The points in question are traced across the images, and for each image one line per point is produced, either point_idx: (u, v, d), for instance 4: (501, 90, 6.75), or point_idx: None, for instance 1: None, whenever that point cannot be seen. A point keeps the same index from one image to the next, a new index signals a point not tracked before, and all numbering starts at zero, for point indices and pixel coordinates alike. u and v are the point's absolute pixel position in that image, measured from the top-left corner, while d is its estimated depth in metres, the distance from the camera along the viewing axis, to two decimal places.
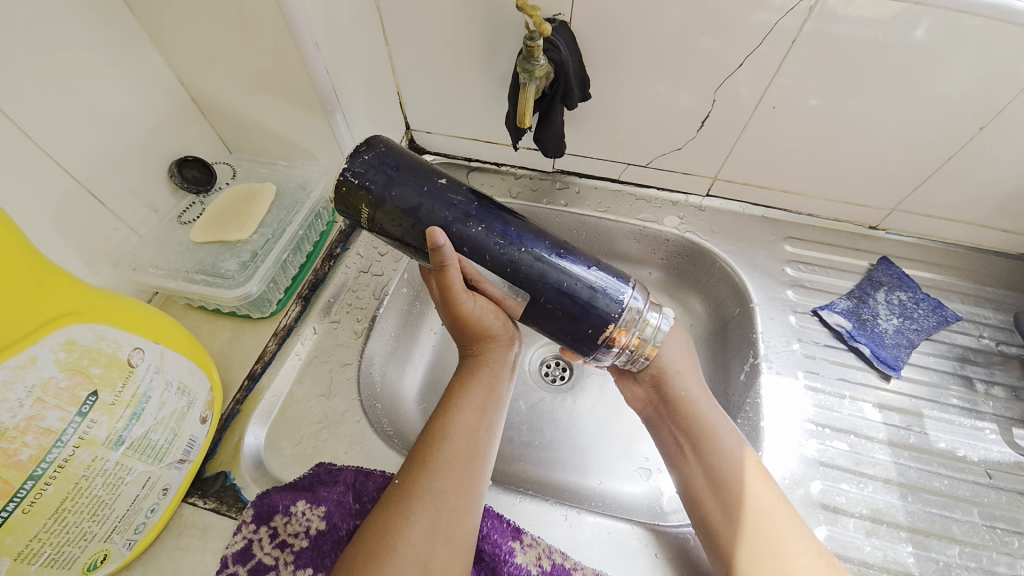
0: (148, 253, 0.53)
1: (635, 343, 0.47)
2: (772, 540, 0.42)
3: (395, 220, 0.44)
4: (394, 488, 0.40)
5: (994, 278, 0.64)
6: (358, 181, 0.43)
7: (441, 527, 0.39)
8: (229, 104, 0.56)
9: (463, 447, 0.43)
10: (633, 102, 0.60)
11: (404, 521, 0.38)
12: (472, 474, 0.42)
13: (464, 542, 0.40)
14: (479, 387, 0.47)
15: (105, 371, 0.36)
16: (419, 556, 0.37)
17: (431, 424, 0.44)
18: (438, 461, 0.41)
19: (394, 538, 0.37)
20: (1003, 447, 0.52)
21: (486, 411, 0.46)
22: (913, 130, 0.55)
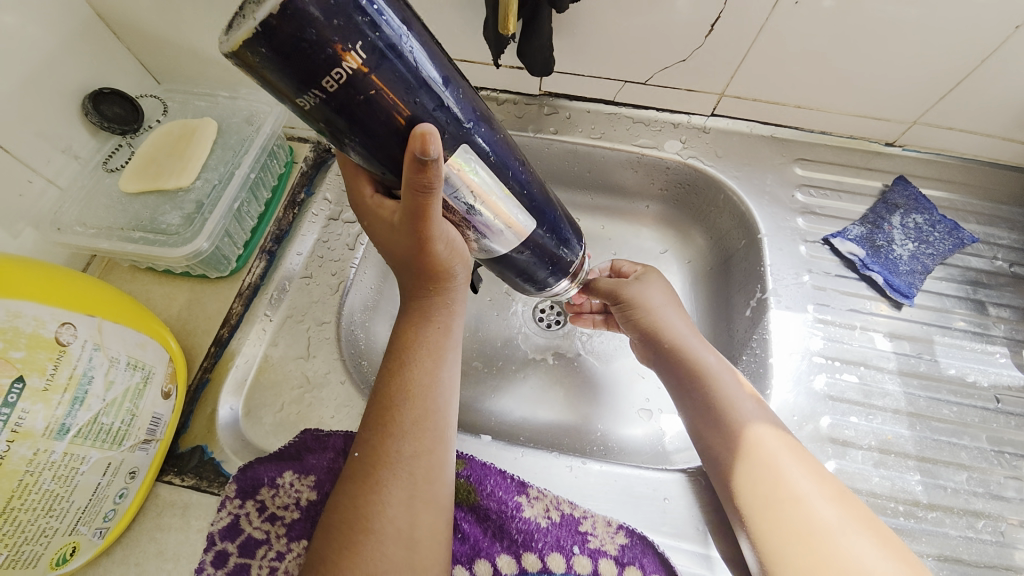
0: (72, 210, 0.44)
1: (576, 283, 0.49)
2: (777, 467, 0.40)
3: (386, 107, 0.27)
4: (358, 461, 0.36)
5: (1011, 195, 0.60)
6: (370, 11, 0.24)
7: (419, 496, 0.35)
8: (143, 20, 0.46)
9: (424, 406, 0.37)
10: (632, 4, 0.51)
11: (378, 497, 0.35)
12: (440, 435, 0.37)
13: (443, 500, 0.37)
14: (430, 332, 0.38)
15: (29, 354, 0.30)
16: (402, 529, 0.34)
17: (381, 382, 0.37)
18: (398, 425, 0.36)
19: (372, 514, 0.34)
20: (1012, 370, 0.51)
21: (438, 354, 0.38)
22: (951, 30, 0.47)
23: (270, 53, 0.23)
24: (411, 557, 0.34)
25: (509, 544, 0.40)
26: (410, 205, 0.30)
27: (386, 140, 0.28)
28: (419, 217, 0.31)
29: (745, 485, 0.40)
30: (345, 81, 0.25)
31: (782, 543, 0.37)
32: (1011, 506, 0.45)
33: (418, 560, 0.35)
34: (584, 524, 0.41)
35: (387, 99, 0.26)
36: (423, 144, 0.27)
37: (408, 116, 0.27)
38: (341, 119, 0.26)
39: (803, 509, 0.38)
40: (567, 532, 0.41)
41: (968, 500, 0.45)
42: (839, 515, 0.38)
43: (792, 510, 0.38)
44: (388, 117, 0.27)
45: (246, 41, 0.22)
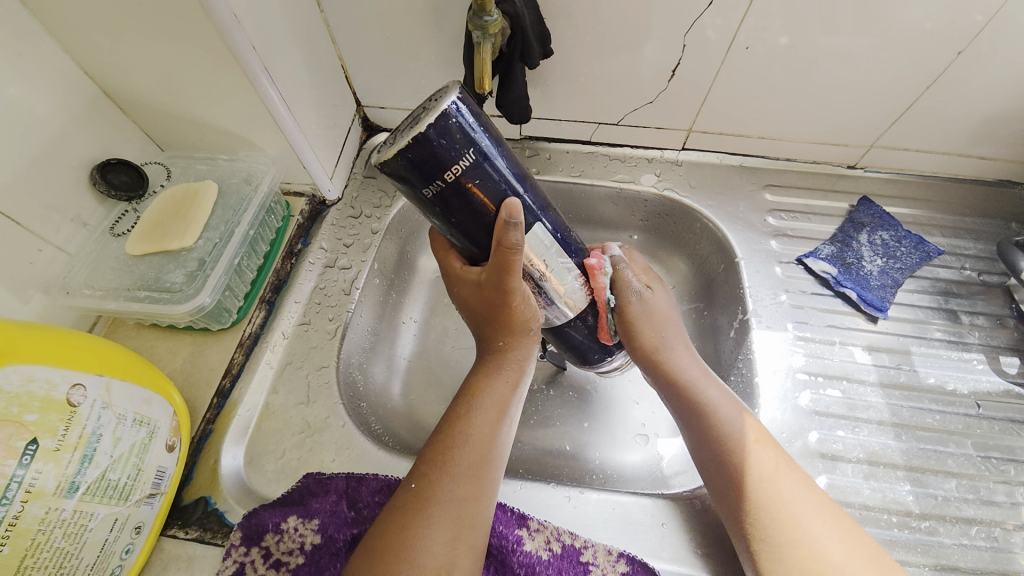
0: (81, 274, 0.46)
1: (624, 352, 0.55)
2: (772, 466, 0.42)
3: (478, 203, 0.36)
4: (413, 493, 0.38)
5: (972, 207, 0.63)
6: (477, 140, 0.34)
7: (461, 535, 0.37)
8: (150, 95, 0.49)
9: (485, 452, 0.40)
10: (597, 55, 0.55)
11: (424, 530, 0.36)
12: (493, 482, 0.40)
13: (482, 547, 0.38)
14: (501, 386, 0.43)
15: (42, 416, 0.32)
16: (436, 566, 0.35)
17: (449, 425, 0.41)
18: (460, 464, 0.39)
19: (415, 549, 0.35)
20: (991, 376, 0.53)
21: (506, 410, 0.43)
22: (891, 60, 0.52)
23: (405, 164, 0.33)
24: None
25: None
26: (497, 261, 0.38)
27: (476, 221, 0.38)
28: (501, 270, 0.39)
29: (736, 477, 0.42)
30: (455, 180, 0.35)
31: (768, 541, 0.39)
32: (1003, 510, 0.46)
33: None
34: (584, 554, 0.41)
35: (479, 195, 0.36)
36: (509, 210, 0.37)
37: (493, 205, 0.37)
38: (446, 208, 0.36)
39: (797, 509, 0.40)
40: (568, 563, 0.41)
41: (960, 508, 0.46)
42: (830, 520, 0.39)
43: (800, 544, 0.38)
44: (478, 207, 0.37)
45: (393, 155, 0.33)
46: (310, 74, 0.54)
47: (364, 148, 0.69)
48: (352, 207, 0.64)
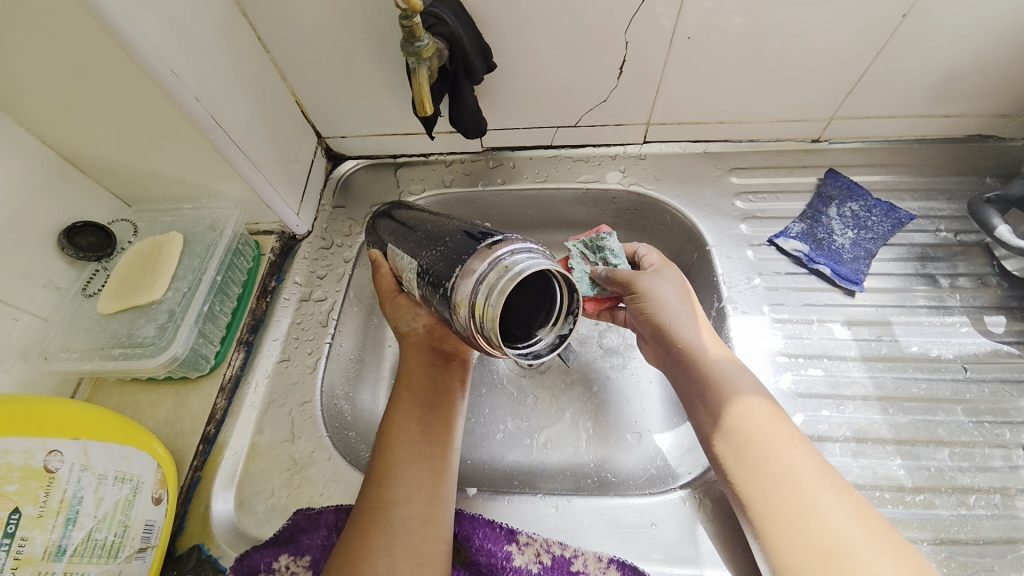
0: (58, 338, 0.47)
1: (463, 302, 0.33)
2: (780, 443, 0.41)
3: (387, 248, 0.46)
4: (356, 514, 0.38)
5: (944, 167, 0.62)
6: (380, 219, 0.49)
7: (403, 545, 0.37)
8: (106, 155, 0.50)
9: (408, 463, 0.39)
10: (544, 60, 0.56)
11: (366, 545, 0.36)
12: (424, 489, 0.39)
13: (433, 556, 0.37)
14: (421, 390, 0.42)
15: (22, 485, 0.33)
16: None
17: (378, 443, 0.41)
18: (388, 478, 0.39)
19: (361, 569, 0.35)
20: (976, 338, 0.52)
21: (431, 416, 0.42)
22: (836, 31, 0.51)
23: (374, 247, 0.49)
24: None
25: None
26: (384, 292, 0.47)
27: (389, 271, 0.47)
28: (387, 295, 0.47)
29: (742, 453, 0.41)
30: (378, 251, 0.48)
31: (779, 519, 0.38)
32: (1000, 476, 0.45)
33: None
34: (575, 563, 0.41)
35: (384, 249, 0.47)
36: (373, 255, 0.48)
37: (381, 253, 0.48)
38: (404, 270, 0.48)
39: (804, 486, 0.39)
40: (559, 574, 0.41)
41: (954, 477, 0.45)
42: (841, 500, 0.38)
43: (807, 522, 0.37)
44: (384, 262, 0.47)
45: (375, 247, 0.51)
46: (263, 114, 0.55)
47: (332, 178, 0.71)
48: (323, 239, 0.65)
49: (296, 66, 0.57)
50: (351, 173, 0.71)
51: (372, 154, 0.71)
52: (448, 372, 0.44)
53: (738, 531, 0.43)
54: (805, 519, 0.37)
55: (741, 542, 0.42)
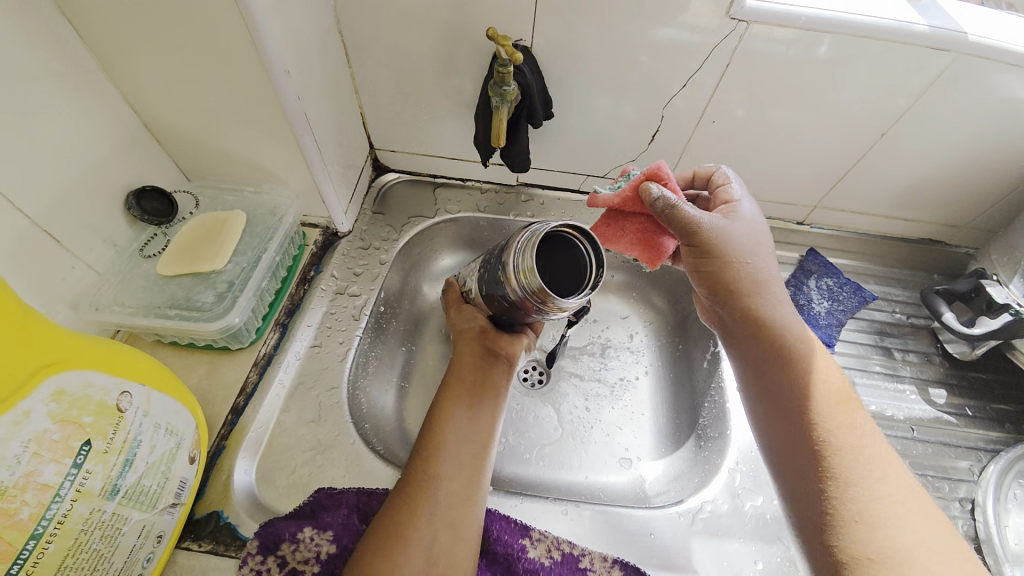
0: (110, 292, 0.49)
1: (511, 277, 0.44)
2: (869, 464, 0.43)
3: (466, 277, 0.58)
4: (404, 483, 0.42)
5: (900, 261, 0.74)
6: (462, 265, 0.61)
7: (443, 515, 0.40)
8: (189, 132, 0.54)
9: (456, 442, 0.44)
10: (591, 118, 0.65)
11: (411, 512, 0.40)
12: (467, 466, 0.43)
13: (468, 530, 0.41)
14: (467, 385, 0.48)
15: (96, 419, 0.34)
16: (423, 542, 0.39)
17: (426, 425, 0.46)
18: (437, 454, 0.43)
19: (407, 531, 0.39)
20: (922, 404, 0.61)
21: (478, 405, 0.47)
22: (828, 137, 0.63)
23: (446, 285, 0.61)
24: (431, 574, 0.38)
25: None
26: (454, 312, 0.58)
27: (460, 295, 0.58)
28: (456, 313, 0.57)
29: (826, 461, 0.43)
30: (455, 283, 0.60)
31: (853, 520, 0.41)
32: None
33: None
34: (583, 561, 0.45)
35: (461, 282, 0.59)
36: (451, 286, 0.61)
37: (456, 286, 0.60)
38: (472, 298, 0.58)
39: (884, 506, 0.41)
40: (567, 569, 0.45)
41: None
42: (923, 529, 0.40)
43: (877, 530, 0.40)
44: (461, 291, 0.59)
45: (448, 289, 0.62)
46: (338, 118, 0.60)
47: (374, 186, 0.76)
48: (362, 240, 0.70)
49: (371, 84, 0.64)
50: (392, 185, 0.77)
51: (415, 171, 0.77)
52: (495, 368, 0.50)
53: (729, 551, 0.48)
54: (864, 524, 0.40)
55: (727, 558, 0.48)
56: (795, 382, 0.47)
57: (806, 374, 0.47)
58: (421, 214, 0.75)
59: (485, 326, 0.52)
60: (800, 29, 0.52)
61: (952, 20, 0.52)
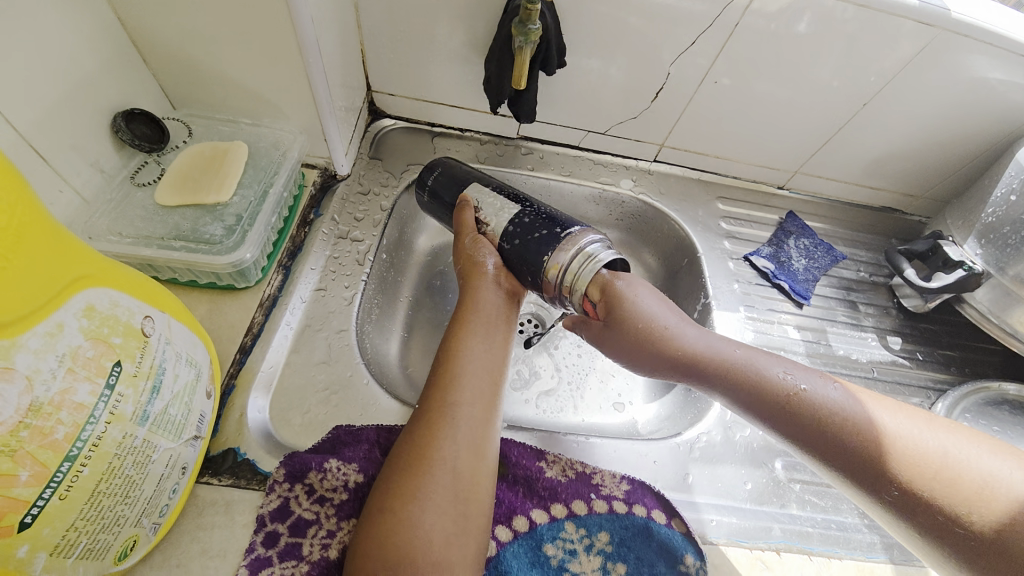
0: (103, 221, 0.45)
1: (557, 266, 0.50)
2: (905, 432, 0.43)
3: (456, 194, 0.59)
4: (422, 409, 0.43)
5: (865, 226, 0.81)
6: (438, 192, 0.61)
7: (465, 435, 0.42)
8: (181, 53, 0.49)
9: (472, 370, 0.46)
10: (599, 70, 0.65)
11: (432, 432, 0.41)
12: (483, 389, 0.45)
13: (488, 448, 0.42)
14: (479, 316, 0.50)
15: (124, 341, 0.32)
16: (447, 459, 0.40)
17: (440, 357, 0.47)
18: (451, 382, 0.44)
19: (429, 450, 0.40)
20: (881, 349, 0.69)
21: (491, 337, 0.49)
22: (817, 107, 0.67)
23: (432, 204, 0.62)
24: (457, 489, 0.39)
25: (539, 500, 0.46)
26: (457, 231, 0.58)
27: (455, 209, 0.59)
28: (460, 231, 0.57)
29: (883, 454, 0.42)
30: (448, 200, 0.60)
31: (943, 497, 0.39)
32: None
33: (463, 491, 0.40)
34: (595, 478, 0.48)
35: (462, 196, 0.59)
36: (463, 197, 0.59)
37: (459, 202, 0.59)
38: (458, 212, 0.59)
39: (947, 456, 0.41)
40: (583, 483, 0.48)
41: None
42: (934, 430, 0.43)
43: (960, 473, 0.40)
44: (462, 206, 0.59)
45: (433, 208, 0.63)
46: (340, 52, 0.57)
47: (369, 131, 0.73)
48: (361, 185, 0.67)
49: (375, 17, 0.60)
50: (388, 131, 0.74)
51: (412, 117, 0.74)
52: (508, 307, 0.53)
53: (720, 471, 0.53)
54: (950, 470, 0.40)
55: (722, 480, 0.53)
56: (801, 412, 0.45)
57: (795, 405, 0.45)
58: (420, 162, 0.73)
59: (501, 273, 0.54)
60: None
61: None
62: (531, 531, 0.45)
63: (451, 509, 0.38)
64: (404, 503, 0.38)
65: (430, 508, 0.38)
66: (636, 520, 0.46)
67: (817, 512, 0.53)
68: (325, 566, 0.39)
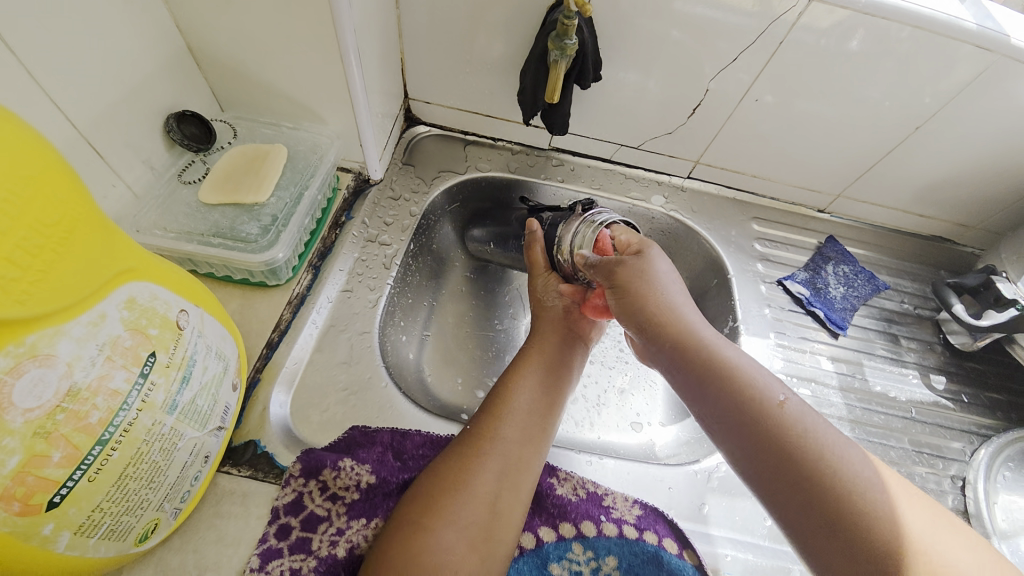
0: (151, 215, 0.48)
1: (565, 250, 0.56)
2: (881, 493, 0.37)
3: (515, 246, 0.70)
4: (469, 433, 0.43)
5: (912, 255, 0.77)
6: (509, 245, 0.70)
7: (508, 470, 0.42)
8: (231, 59, 0.52)
9: (530, 403, 0.46)
10: (636, 84, 0.64)
11: (479, 463, 0.41)
12: (536, 425, 0.45)
13: (526, 489, 0.42)
14: (540, 350, 0.51)
15: (160, 332, 0.33)
16: (487, 493, 0.40)
17: (499, 386, 0.48)
18: (508, 413, 0.45)
19: (468, 479, 0.40)
20: (922, 388, 0.65)
21: (549, 374, 0.50)
22: (862, 130, 0.64)
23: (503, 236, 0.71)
24: (490, 526, 0.39)
25: (547, 517, 0.46)
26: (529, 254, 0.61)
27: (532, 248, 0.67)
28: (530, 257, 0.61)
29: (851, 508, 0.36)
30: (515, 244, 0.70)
31: None
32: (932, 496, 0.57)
33: (494, 530, 0.39)
34: (607, 500, 0.47)
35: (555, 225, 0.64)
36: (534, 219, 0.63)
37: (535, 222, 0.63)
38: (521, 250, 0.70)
39: (914, 538, 0.35)
40: (594, 504, 0.47)
41: None
42: (928, 523, 0.37)
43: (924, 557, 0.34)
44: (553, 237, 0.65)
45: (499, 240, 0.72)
46: (382, 60, 0.59)
47: (405, 137, 0.75)
48: (392, 189, 0.69)
49: (417, 27, 0.62)
50: (422, 137, 0.76)
51: (447, 125, 0.76)
52: (569, 344, 0.54)
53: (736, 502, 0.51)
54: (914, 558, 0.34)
55: (739, 514, 0.51)
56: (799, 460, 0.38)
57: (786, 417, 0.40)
58: (451, 169, 0.74)
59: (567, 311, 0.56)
60: (857, 11, 0.52)
61: (996, 21, 0.53)
62: (537, 549, 0.44)
63: (480, 547, 0.38)
64: (441, 522, 0.38)
65: (462, 539, 0.37)
66: (646, 548, 0.45)
67: None
68: (332, 564, 0.40)
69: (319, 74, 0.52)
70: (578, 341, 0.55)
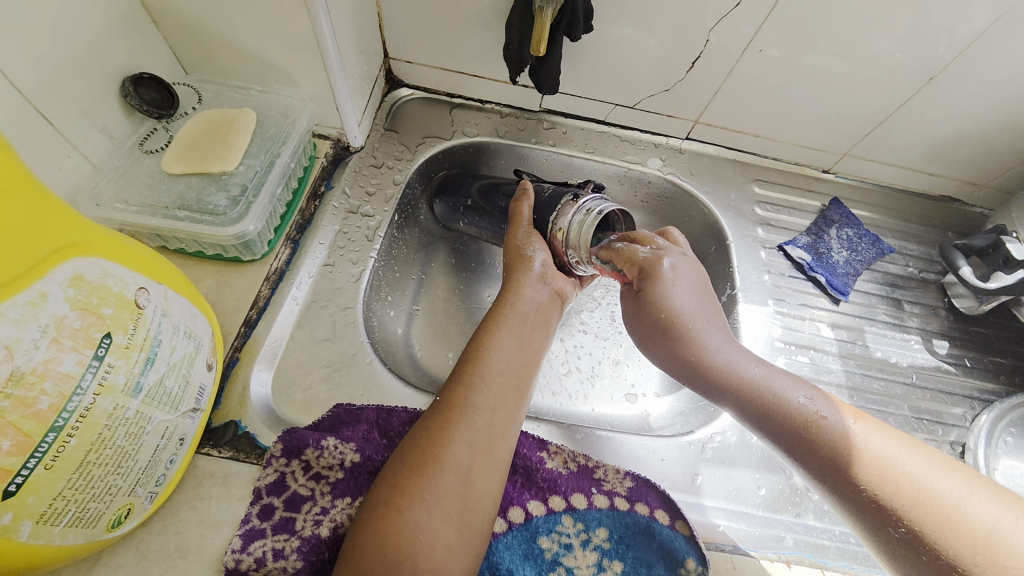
0: (112, 188, 0.45)
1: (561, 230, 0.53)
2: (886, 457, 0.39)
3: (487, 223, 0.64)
4: (439, 403, 0.42)
5: (919, 217, 0.74)
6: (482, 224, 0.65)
7: (481, 440, 0.40)
8: (188, 14, 0.48)
9: (500, 367, 0.44)
10: (629, 37, 0.60)
11: (449, 435, 0.39)
12: (507, 390, 0.43)
13: (500, 457, 0.41)
14: (513, 309, 0.48)
15: (116, 312, 0.31)
16: (460, 466, 0.39)
17: (468, 351, 0.45)
18: (477, 379, 0.43)
19: (439, 452, 0.38)
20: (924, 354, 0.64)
21: (521, 336, 0.47)
22: (872, 83, 0.60)
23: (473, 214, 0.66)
24: (466, 497, 0.38)
25: (537, 491, 0.45)
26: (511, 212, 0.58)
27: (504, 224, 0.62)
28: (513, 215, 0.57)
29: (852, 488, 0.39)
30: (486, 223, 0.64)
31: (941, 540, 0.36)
32: None
33: (471, 501, 0.38)
34: (598, 473, 0.47)
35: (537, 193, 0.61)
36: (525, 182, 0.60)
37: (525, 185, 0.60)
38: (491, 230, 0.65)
39: (927, 494, 0.37)
40: (584, 478, 0.46)
41: None
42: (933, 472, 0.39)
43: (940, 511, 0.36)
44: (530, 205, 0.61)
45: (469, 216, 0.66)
46: (354, 15, 0.54)
47: (386, 100, 0.70)
48: (374, 157, 0.65)
49: None
50: (405, 101, 0.71)
51: (431, 87, 0.71)
52: (546, 304, 0.51)
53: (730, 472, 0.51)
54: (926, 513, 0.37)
55: (733, 484, 0.50)
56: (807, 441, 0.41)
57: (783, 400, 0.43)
58: (436, 134, 0.70)
59: (545, 268, 0.52)
60: None
61: None
62: (527, 523, 0.43)
63: (456, 519, 0.37)
64: (410, 503, 0.36)
65: (437, 514, 0.36)
66: (637, 519, 0.44)
67: (835, 525, 0.50)
68: (316, 543, 0.39)
69: (284, 30, 0.48)
70: (555, 300, 0.52)
